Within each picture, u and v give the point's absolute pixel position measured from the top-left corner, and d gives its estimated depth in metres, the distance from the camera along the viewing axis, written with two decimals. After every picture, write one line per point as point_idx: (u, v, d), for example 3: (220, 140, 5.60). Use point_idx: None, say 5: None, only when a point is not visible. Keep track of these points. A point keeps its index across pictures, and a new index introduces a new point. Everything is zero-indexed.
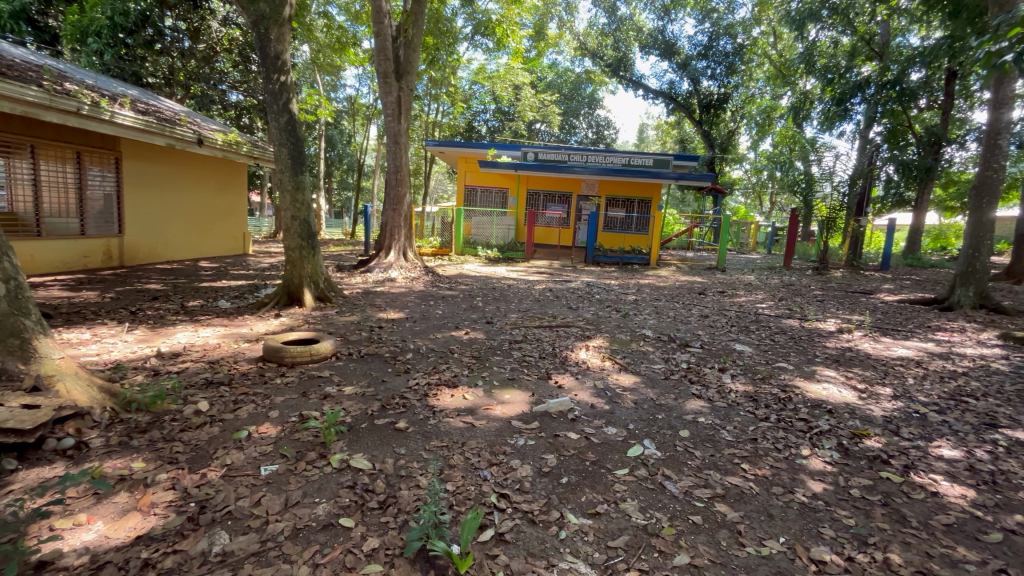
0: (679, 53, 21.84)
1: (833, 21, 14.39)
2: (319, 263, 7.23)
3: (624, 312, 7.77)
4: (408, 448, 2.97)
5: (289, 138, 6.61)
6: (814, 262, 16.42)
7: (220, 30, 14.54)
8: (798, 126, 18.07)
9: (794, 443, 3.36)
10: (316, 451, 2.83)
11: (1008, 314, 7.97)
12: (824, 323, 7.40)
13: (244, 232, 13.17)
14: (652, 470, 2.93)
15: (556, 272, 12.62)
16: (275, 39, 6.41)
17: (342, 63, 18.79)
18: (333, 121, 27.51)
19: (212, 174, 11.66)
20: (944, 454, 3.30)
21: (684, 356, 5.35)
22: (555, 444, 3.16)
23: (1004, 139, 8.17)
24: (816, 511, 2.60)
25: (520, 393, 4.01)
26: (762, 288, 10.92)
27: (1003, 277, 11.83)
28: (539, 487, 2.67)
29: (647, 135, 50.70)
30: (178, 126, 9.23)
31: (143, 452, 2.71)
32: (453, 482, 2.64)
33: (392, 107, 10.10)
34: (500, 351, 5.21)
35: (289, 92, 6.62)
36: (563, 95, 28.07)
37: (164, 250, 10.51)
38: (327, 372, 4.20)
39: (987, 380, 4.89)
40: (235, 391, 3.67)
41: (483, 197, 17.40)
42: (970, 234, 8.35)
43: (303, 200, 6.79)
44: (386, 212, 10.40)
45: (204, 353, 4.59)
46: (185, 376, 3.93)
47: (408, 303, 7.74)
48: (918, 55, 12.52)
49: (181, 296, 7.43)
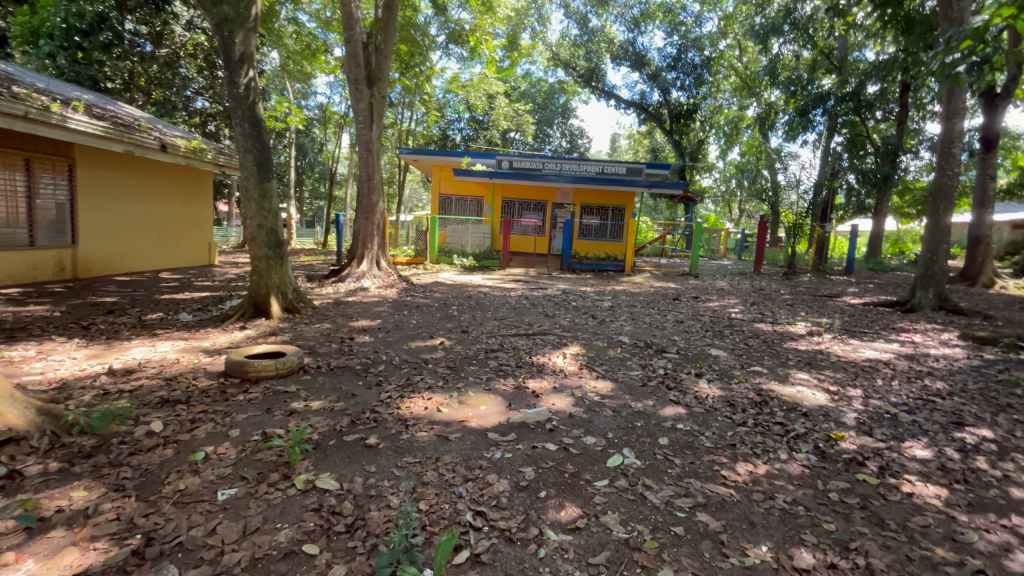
0: (649, 64, 22.36)
1: (794, 36, 15.00)
2: (288, 273, 6.97)
3: (600, 318, 7.76)
4: (379, 465, 2.82)
5: (255, 145, 6.38)
6: (782, 267, 16.87)
7: (183, 35, 14.20)
8: (763, 135, 18.68)
9: (771, 448, 3.35)
10: (279, 472, 2.66)
11: (965, 315, 8.33)
12: (794, 326, 7.54)
13: (210, 241, 12.75)
14: (633, 480, 2.86)
15: (532, 279, 12.57)
16: (239, 43, 6.23)
17: (313, 71, 18.52)
18: (304, 129, 27.08)
19: (176, 182, 11.27)
20: (916, 454, 3.33)
21: (661, 361, 5.34)
22: (532, 456, 3.06)
23: (957, 148, 8.48)
24: (798, 517, 2.57)
25: (496, 403, 3.88)
26: (733, 292, 11.14)
27: (958, 280, 12.52)
28: (516, 502, 2.57)
29: (620, 145, 51.92)
30: (138, 132, 8.90)
31: (86, 480, 2.49)
32: (425, 501, 2.51)
33: (364, 113, 9.91)
34: (475, 360, 5.08)
35: (255, 97, 6.41)
36: (536, 104, 28.37)
37: (125, 262, 10.04)
38: (294, 387, 3.98)
39: (952, 380, 5.02)
40: (192, 410, 3.43)
41: (458, 206, 17.35)
42: (929, 237, 8.68)
43: (270, 208, 6.58)
44: (357, 220, 10.12)
45: (161, 369, 4.32)
46: (139, 395, 3.67)
47: (381, 313, 7.53)
48: (872, 71, 13.21)
49: (138, 309, 7.07)
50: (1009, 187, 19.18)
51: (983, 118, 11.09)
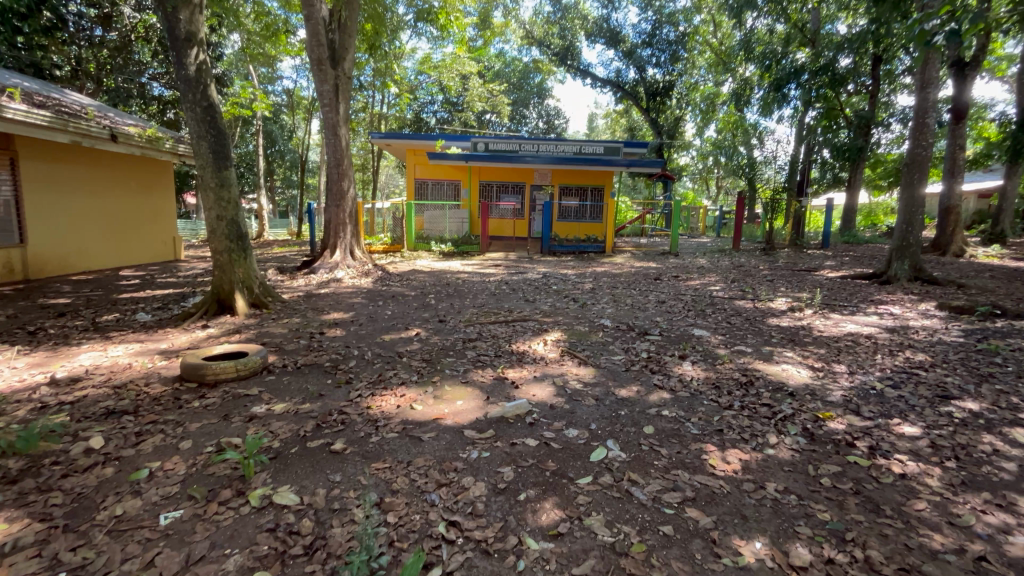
0: (624, 41, 21.97)
1: (769, 9, 14.89)
2: (252, 266, 6.59)
3: (582, 301, 7.60)
4: (345, 474, 2.60)
5: (209, 130, 5.93)
6: (760, 243, 16.97)
7: (134, 17, 13.26)
8: (740, 111, 18.63)
9: (760, 431, 3.23)
10: (232, 488, 2.41)
11: (939, 284, 8.41)
12: (776, 302, 7.51)
13: (174, 236, 12.19)
14: (618, 475, 2.70)
15: (512, 264, 12.34)
16: (185, 19, 5.74)
17: (277, 53, 17.75)
18: (272, 116, 26.16)
19: (133, 174, 10.64)
20: (905, 431, 3.25)
21: (644, 344, 5.20)
22: (511, 454, 2.88)
23: (931, 118, 8.45)
24: (791, 507, 2.44)
25: (474, 397, 3.68)
26: (713, 270, 11.11)
27: (930, 250, 12.82)
28: (494, 508, 2.38)
29: (598, 124, 51.71)
30: (84, 121, 8.29)
31: (7, 510, 2.21)
32: (394, 512, 2.30)
33: (329, 96, 9.41)
34: (452, 351, 4.85)
35: (208, 79, 5.93)
36: (511, 85, 27.82)
37: (81, 262, 9.48)
38: (256, 390, 3.72)
39: (933, 351, 5.01)
40: (141, 420, 3.15)
41: (434, 190, 16.91)
42: (904, 208, 8.70)
43: (230, 198, 6.18)
44: (327, 209, 9.69)
45: (110, 376, 4.00)
46: (81, 407, 3.37)
47: (355, 304, 7.24)
48: (845, 43, 13.14)
49: (92, 310, 6.64)
50: (977, 157, 19.52)
51: (953, 89, 11.06)
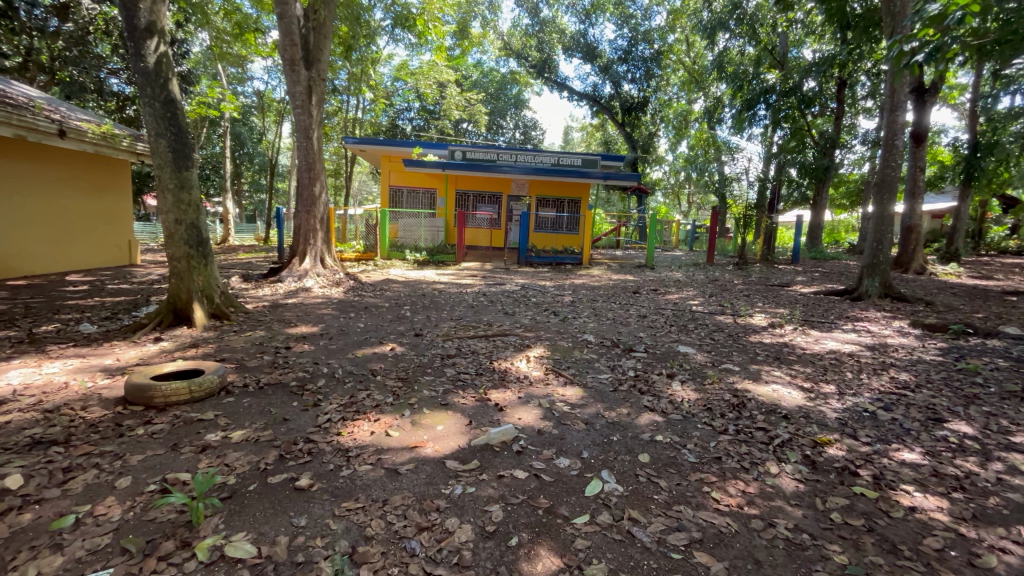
0: (601, 56, 22.20)
1: (740, 31, 15.36)
2: (213, 274, 6.13)
3: (562, 315, 7.39)
4: (311, 516, 2.28)
5: (169, 128, 5.48)
6: (732, 257, 17.25)
7: (93, 8, 12.53)
8: (712, 128, 19.10)
9: (760, 459, 3.06)
10: (176, 539, 2.06)
11: (908, 301, 8.60)
12: (756, 317, 7.49)
13: (129, 240, 11.47)
14: (617, 513, 2.46)
15: (488, 274, 12.11)
16: (146, 10, 5.32)
17: (248, 53, 17.18)
18: (240, 118, 25.30)
19: (85, 173, 9.96)
20: (906, 458, 3.14)
21: (630, 362, 5.02)
22: (499, 489, 2.60)
23: (899, 140, 8.63)
24: (805, 548, 2.25)
25: (455, 422, 3.39)
26: (690, 284, 11.13)
27: (893, 268, 13.27)
28: (483, 557, 2.10)
29: (574, 138, 52.46)
30: (31, 114, 7.67)
31: None
32: (368, 566, 2.00)
33: (302, 98, 8.98)
34: (430, 369, 4.55)
35: (169, 73, 5.50)
36: (488, 95, 27.77)
37: (22, 264, 8.74)
38: (212, 414, 3.34)
39: (916, 370, 4.99)
40: (73, 453, 2.74)
41: (409, 198, 16.57)
42: (875, 227, 8.85)
43: (190, 200, 5.73)
44: (297, 215, 9.24)
45: (42, 398, 3.52)
46: (3, 437, 2.92)
47: (324, 316, 6.83)
48: (812, 66, 13.56)
49: (31, 320, 6.02)
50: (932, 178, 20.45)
51: (914, 114, 11.30)
